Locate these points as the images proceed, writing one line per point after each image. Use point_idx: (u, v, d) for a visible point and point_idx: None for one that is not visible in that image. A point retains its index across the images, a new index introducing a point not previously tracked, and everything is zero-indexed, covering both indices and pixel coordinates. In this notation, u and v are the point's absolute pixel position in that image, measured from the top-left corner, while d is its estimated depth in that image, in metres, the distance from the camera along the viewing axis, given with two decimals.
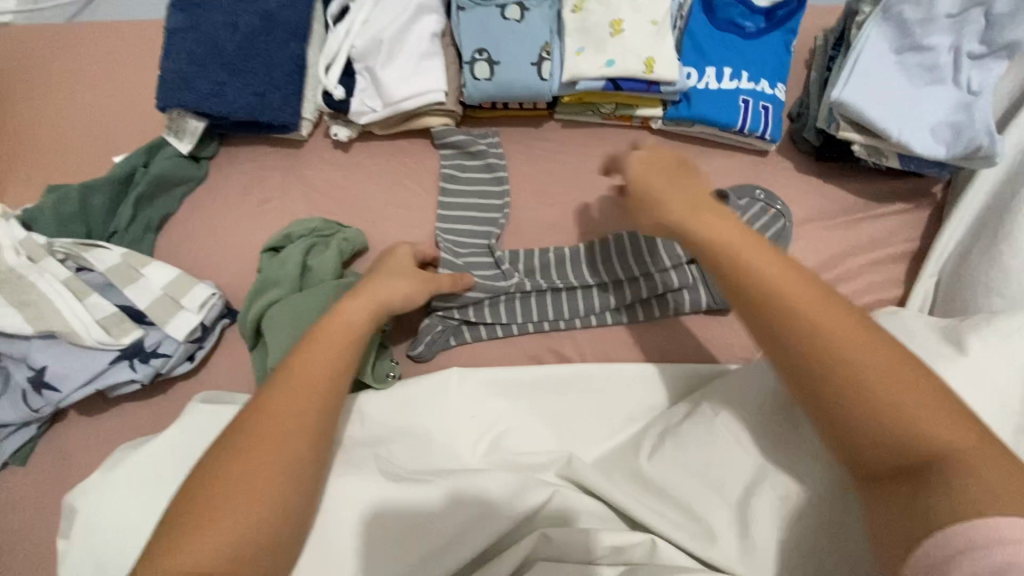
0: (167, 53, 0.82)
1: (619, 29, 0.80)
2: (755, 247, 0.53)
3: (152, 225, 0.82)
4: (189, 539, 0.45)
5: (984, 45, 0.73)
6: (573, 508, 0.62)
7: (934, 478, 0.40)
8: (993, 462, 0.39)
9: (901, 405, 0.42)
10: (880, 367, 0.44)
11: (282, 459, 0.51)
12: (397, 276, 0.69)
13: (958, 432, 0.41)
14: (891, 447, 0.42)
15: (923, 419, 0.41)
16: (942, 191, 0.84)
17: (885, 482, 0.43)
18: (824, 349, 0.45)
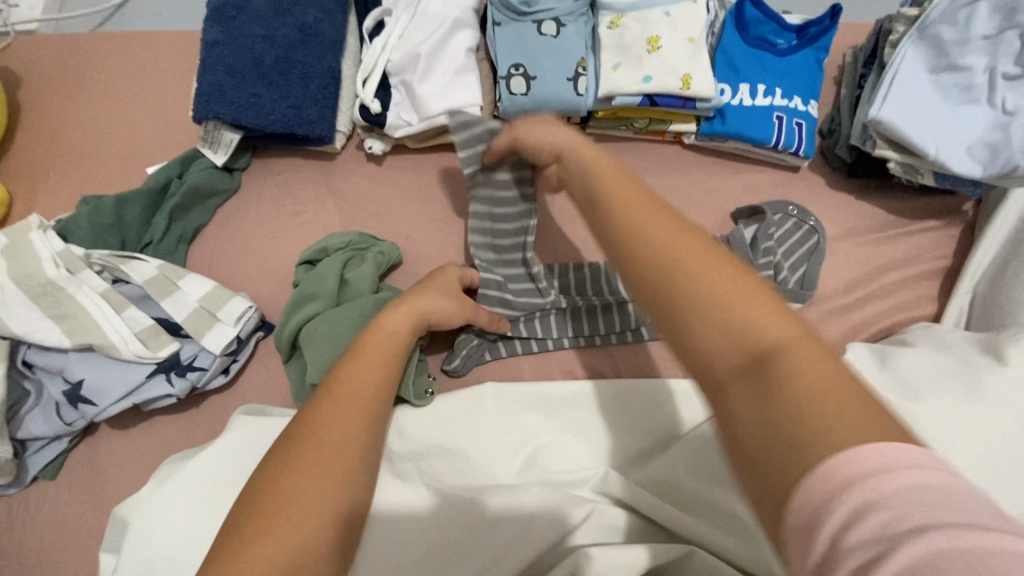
0: (204, 64, 0.82)
1: (656, 46, 0.81)
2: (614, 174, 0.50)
3: (185, 236, 0.82)
4: (239, 558, 0.42)
5: (1019, 66, 0.73)
6: (613, 524, 0.61)
7: (767, 377, 0.34)
8: (805, 353, 0.35)
9: (725, 302, 0.38)
10: (700, 268, 0.40)
11: (337, 466, 0.49)
12: (434, 290, 0.69)
13: (779, 322, 0.37)
14: (734, 349, 0.36)
15: (742, 313, 0.37)
16: (973, 208, 0.85)
17: (724, 378, 0.36)
18: (662, 265, 0.41)
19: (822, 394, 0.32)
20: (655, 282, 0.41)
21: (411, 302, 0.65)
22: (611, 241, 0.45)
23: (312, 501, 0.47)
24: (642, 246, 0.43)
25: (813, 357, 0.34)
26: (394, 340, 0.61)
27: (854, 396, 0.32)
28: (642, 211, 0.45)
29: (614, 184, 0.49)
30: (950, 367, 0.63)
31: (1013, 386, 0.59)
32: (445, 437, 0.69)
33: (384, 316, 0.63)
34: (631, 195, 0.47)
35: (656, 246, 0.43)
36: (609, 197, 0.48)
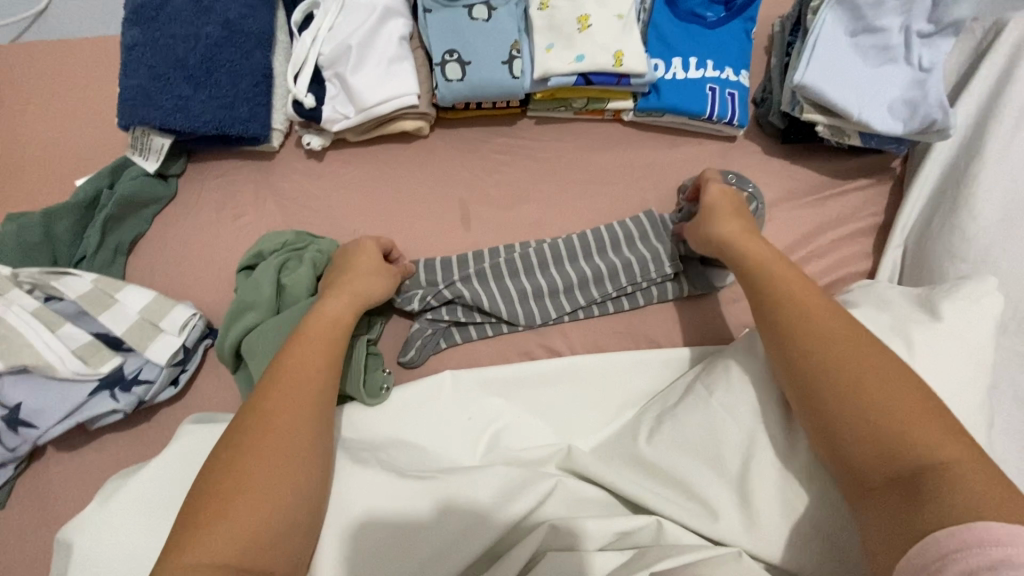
0: (125, 69, 0.79)
1: (586, 24, 0.82)
2: (788, 273, 0.60)
3: (121, 248, 0.80)
4: (191, 547, 0.44)
5: (932, 24, 0.78)
6: (577, 497, 0.62)
7: (923, 487, 0.43)
8: (966, 470, 0.43)
9: (890, 412, 0.47)
10: (868, 375, 0.50)
11: (273, 462, 0.50)
12: (362, 275, 0.68)
13: (942, 441, 0.45)
14: (892, 457, 0.46)
15: (911, 430, 0.46)
16: (901, 164, 0.88)
17: (874, 480, 0.47)
18: (831, 379, 0.51)
19: (964, 499, 0.41)
20: (825, 386, 0.51)
21: (356, 286, 0.66)
22: (779, 337, 0.56)
23: (247, 496, 0.47)
24: (816, 358, 0.52)
25: (967, 471, 0.43)
26: (337, 323, 0.62)
27: (999, 500, 0.41)
28: (821, 321, 0.54)
29: (803, 298, 0.57)
30: (884, 325, 0.60)
31: (944, 340, 0.57)
32: (398, 434, 0.68)
33: (329, 299, 0.64)
34: (818, 311, 0.55)
35: (825, 360, 0.52)
36: (798, 307, 0.56)
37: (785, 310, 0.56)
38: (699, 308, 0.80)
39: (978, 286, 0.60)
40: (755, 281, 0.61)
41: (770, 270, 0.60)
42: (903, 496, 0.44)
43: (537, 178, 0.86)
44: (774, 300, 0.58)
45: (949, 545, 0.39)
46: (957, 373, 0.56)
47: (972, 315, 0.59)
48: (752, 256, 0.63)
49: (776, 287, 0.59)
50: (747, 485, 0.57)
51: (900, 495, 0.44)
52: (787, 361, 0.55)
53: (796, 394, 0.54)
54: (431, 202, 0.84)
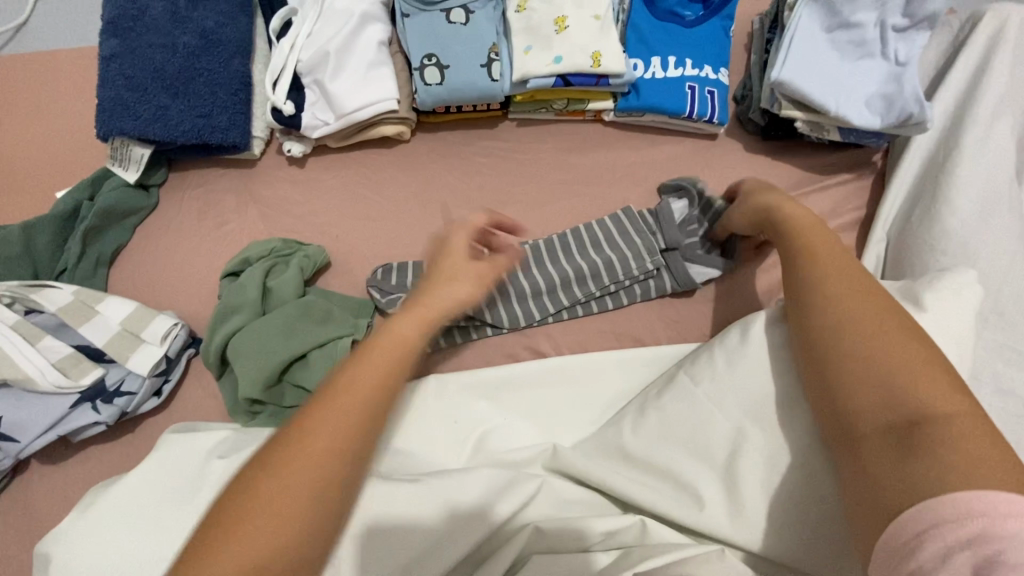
0: (103, 80, 0.79)
1: (564, 26, 0.82)
2: (818, 234, 0.58)
3: (103, 260, 0.79)
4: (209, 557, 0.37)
5: (907, 18, 0.78)
6: (563, 496, 0.62)
7: (923, 440, 0.42)
8: (972, 430, 0.42)
9: (901, 368, 0.46)
10: (878, 329, 0.49)
11: (313, 480, 0.41)
12: (460, 265, 0.60)
13: (952, 401, 0.44)
14: (898, 409, 0.44)
15: (920, 386, 0.45)
16: (882, 158, 0.88)
17: (872, 435, 0.45)
18: (844, 333, 0.50)
19: (968, 461, 0.40)
20: (837, 336, 0.50)
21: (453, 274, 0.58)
22: (800, 290, 0.55)
23: (279, 507, 0.40)
24: (837, 314, 0.51)
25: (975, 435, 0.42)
26: (409, 344, 0.50)
27: (998, 462, 0.40)
28: (843, 278, 0.53)
29: (828, 257, 0.56)
30: None
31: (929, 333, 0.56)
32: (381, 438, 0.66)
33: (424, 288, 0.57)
34: (839, 269, 0.54)
35: (836, 313, 0.51)
36: (820, 264, 0.55)
37: (811, 268, 0.55)
38: (684, 306, 0.80)
39: (964, 279, 0.59)
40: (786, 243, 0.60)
41: (796, 232, 0.60)
42: (909, 452, 0.42)
43: (520, 180, 0.86)
44: (801, 257, 0.57)
45: (927, 522, 0.39)
46: None
47: (955, 307, 0.57)
48: (786, 220, 0.62)
49: (808, 248, 0.57)
50: (736, 479, 0.56)
51: (900, 445, 0.43)
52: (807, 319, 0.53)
53: (807, 351, 0.52)
54: (413, 207, 0.84)
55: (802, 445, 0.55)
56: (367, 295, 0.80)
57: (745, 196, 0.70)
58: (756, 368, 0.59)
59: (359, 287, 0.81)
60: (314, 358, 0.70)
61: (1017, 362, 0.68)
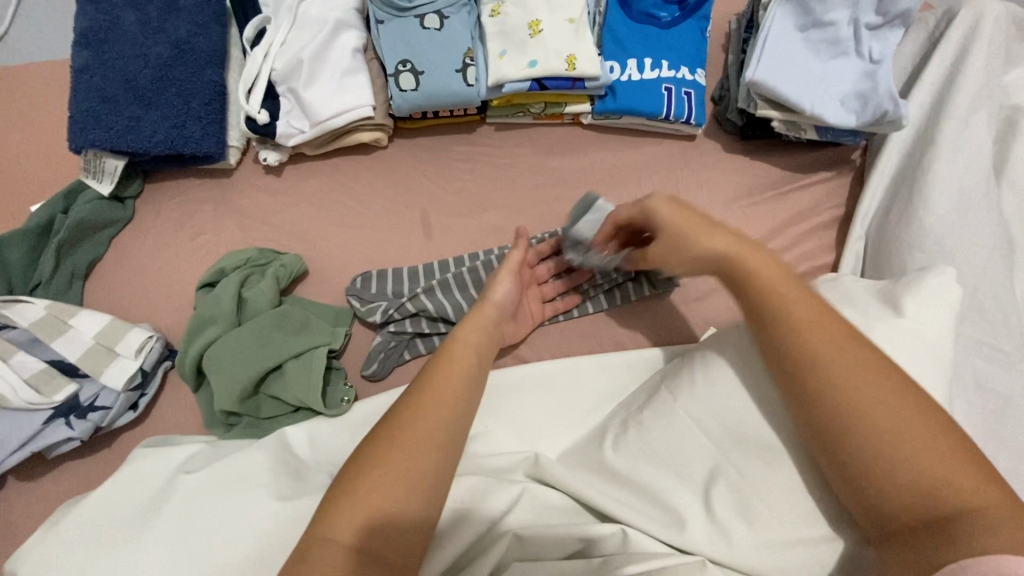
0: (74, 93, 0.78)
1: (538, 30, 0.82)
2: (798, 295, 0.53)
3: (78, 273, 0.79)
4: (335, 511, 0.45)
5: (880, 16, 0.78)
6: (543, 504, 0.61)
7: (958, 537, 0.43)
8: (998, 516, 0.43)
9: (924, 459, 0.45)
10: (894, 419, 0.47)
11: (416, 461, 0.48)
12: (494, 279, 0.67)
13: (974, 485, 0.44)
14: (925, 506, 0.45)
15: (946, 477, 0.44)
16: (861, 156, 0.88)
17: (905, 530, 0.45)
18: (861, 428, 0.47)
19: (993, 542, 0.41)
20: (855, 433, 0.47)
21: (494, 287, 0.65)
22: (796, 375, 0.50)
23: (388, 479, 0.47)
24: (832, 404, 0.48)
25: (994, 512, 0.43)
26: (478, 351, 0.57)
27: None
28: (840, 357, 0.49)
29: (816, 328, 0.51)
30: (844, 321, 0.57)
31: (901, 334, 0.55)
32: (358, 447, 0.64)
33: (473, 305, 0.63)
34: (833, 344, 0.50)
35: (846, 404, 0.48)
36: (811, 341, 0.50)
37: (795, 346, 0.50)
38: (664, 308, 0.80)
39: (941, 277, 0.59)
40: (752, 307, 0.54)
41: (771, 294, 0.53)
42: (930, 539, 0.44)
43: (498, 185, 0.85)
44: (785, 331, 0.51)
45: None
46: (920, 368, 0.54)
47: (931, 307, 0.56)
48: (752, 276, 0.54)
49: (789, 318, 0.52)
50: (712, 492, 0.55)
51: (933, 544, 0.43)
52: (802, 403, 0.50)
53: (810, 433, 0.50)
54: (391, 213, 0.84)
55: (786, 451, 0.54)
56: (346, 303, 0.79)
57: (666, 251, 0.60)
58: (738, 386, 0.57)
59: (338, 295, 0.80)
60: (290, 369, 0.70)
61: (996, 358, 0.68)
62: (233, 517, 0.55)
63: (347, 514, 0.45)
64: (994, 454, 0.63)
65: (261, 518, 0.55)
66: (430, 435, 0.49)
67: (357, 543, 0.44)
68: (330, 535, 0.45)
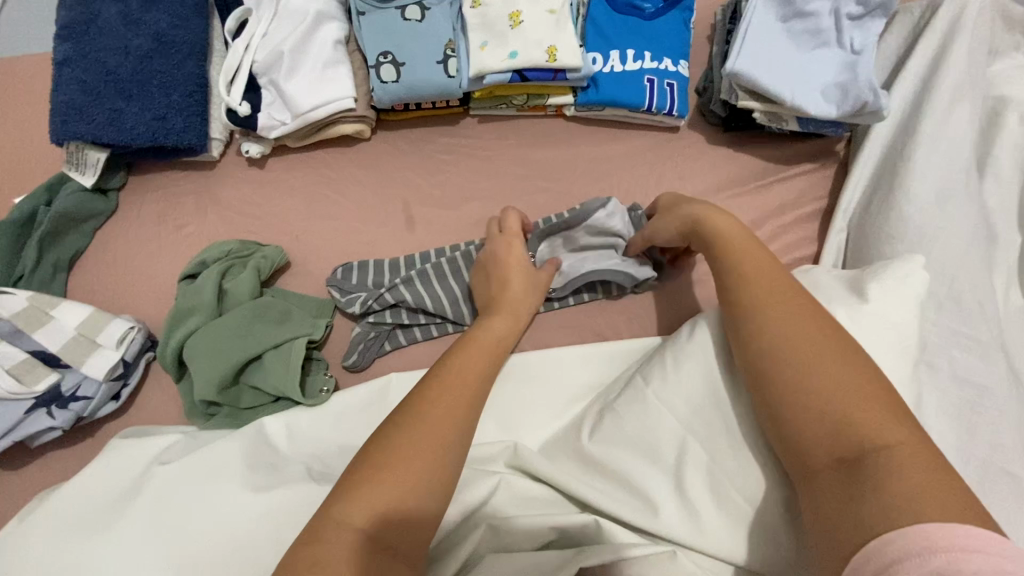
0: (56, 85, 0.79)
1: (518, 21, 0.82)
2: (757, 259, 0.57)
3: (61, 265, 0.79)
4: (351, 497, 0.45)
5: (860, 7, 0.79)
6: (519, 493, 0.61)
7: (869, 476, 0.42)
8: (916, 460, 0.42)
9: (849, 403, 0.46)
10: (822, 366, 0.48)
11: (434, 436, 0.49)
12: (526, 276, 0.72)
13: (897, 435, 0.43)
14: (845, 448, 0.44)
15: (868, 421, 0.44)
16: (845, 147, 0.88)
17: (824, 474, 0.45)
18: (795, 372, 0.49)
19: (910, 489, 0.40)
20: (784, 377, 0.49)
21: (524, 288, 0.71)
22: (741, 325, 0.53)
23: (411, 461, 0.47)
24: (766, 344, 0.51)
25: (915, 463, 0.42)
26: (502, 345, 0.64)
27: (952, 497, 0.39)
28: (783, 310, 0.52)
29: (765, 285, 0.54)
30: None
31: (870, 323, 0.55)
32: (335, 438, 0.65)
33: (506, 296, 0.69)
34: (779, 298, 0.53)
35: (779, 347, 0.50)
36: (759, 295, 0.54)
37: (743, 296, 0.55)
38: (645, 301, 0.80)
39: (912, 265, 0.59)
40: (718, 264, 0.59)
41: (732, 253, 0.58)
42: (849, 480, 0.43)
43: (481, 177, 0.85)
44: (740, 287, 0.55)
45: (891, 554, 0.37)
46: (886, 357, 0.55)
47: (898, 295, 0.57)
48: (716, 234, 0.61)
49: (739, 275, 0.56)
50: (684, 482, 0.55)
51: (848, 484, 0.43)
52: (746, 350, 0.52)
53: (751, 382, 0.51)
54: (373, 206, 0.84)
55: (761, 440, 0.54)
56: (327, 295, 0.79)
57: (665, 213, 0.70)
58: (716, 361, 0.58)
59: (319, 287, 0.80)
60: (269, 360, 0.71)
61: (973, 349, 0.68)
62: (208, 504, 0.56)
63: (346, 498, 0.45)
64: (971, 444, 0.63)
65: (236, 506, 0.56)
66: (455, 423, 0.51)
67: (367, 530, 0.43)
68: (334, 512, 0.44)
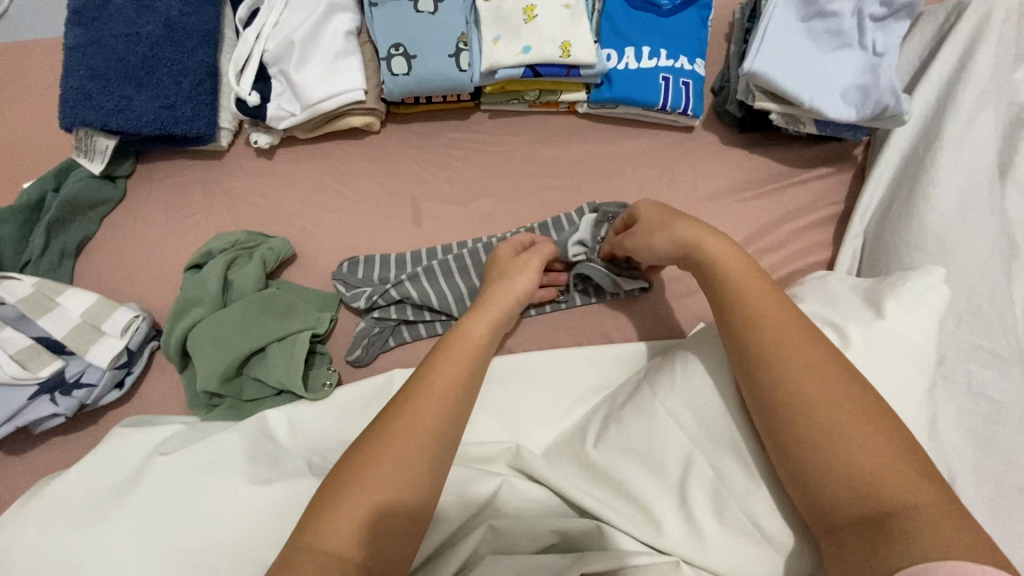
0: (66, 71, 0.78)
1: (532, 15, 0.81)
2: (758, 290, 0.54)
3: (68, 251, 0.79)
4: (319, 524, 0.43)
5: (884, 8, 0.76)
6: (521, 498, 0.60)
7: (896, 534, 0.41)
8: (941, 516, 0.41)
9: (868, 453, 0.45)
10: (839, 410, 0.47)
11: (396, 457, 0.47)
12: (514, 266, 0.66)
13: (919, 488, 0.43)
14: (865, 501, 0.43)
15: (889, 474, 0.44)
16: (863, 152, 0.86)
17: (845, 526, 0.44)
18: (812, 418, 0.47)
19: (938, 547, 0.40)
20: (800, 424, 0.47)
21: (516, 273, 0.64)
22: (750, 365, 0.51)
23: (371, 474, 0.46)
24: (779, 387, 0.49)
25: (936, 513, 0.42)
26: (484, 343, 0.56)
27: (974, 546, 0.40)
28: (795, 349, 0.50)
29: (773, 320, 0.52)
30: (825, 321, 0.56)
31: (884, 335, 0.54)
32: (337, 434, 0.64)
33: (490, 288, 0.63)
34: (789, 335, 0.51)
35: (795, 392, 0.48)
36: (768, 333, 0.51)
37: (749, 333, 0.52)
38: (653, 303, 0.79)
39: (929, 279, 0.58)
40: (716, 295, 0.56)
41: (731, 283, 0.55)
42: (868, 536, 0.42)
43: (490, 173, 0.84)
44: (746, 324, 0.52)
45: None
46: (900, 371, 0.53)
47: (914, 308, 0.56)
48: (712, 260, 0.57)
49: (740, 309, 0.53)
50: (688, 491, 0.54)
51: (870, 540, 0.42)
52: (753, 392, 0.51)
53: (765, 424, 0.50)
54: (380, 200, 0.83)
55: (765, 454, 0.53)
56: (333, 289, 0.79)
57: (647, 233, 0.63)
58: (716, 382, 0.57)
59: (325, 280, 0.80)
60: (273, 353, 0.70)
61: (992, 362, 0.66)
62: (207, 497, 0.55)
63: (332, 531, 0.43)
64: (984, 460, 0.62)
65: (235, 500, 0.55)
66: (424, 455, 0.47)
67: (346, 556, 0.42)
68: (315, 546, 0.42)
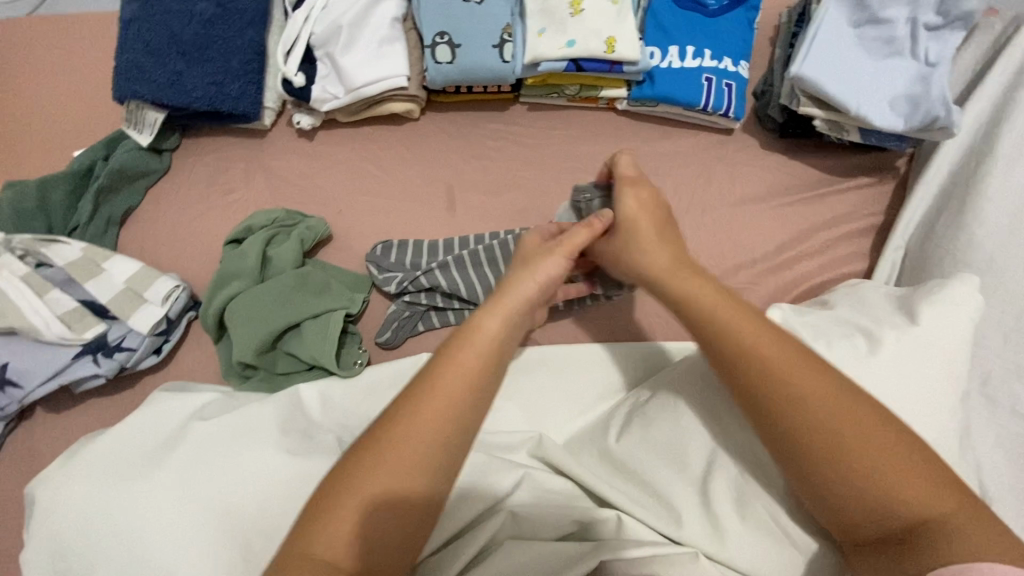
0: (122, 44, 0.81)
1: (579, 9, 0.80)
2: (738, 313, 0.52)
3: (113, 219, 0.81)
4: (311, 539, 0.42)
5: (940, 17, 0.75)
6: (543, 487, 0.59)
7: (923, 546, 0.42)
8: (966, 523, 0.42)
9: (886, 466, 0.44)
10: (847, 427, 0.46)
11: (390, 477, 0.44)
12: (539, 253, 0.59)
13: (942, 497, 0.43)
14: (886, 514, 0.44)
15: (910, 485, 0.44)
16: (906, 164, 0.85)
17: (872, 537, 0.45)
18: (824, 439, 0.46)
19: (965, 552, 0.41)
20: (809, 447, 0.46)
21: (537, 262, 0.58)
22: (744, 389, 0.49)
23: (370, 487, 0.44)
24: (783, 410, 0.47)
25: (961, 519, 0.43)
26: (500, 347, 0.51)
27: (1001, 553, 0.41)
28: (790, 371, 0.48)
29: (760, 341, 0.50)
30: (857, 326, 0.56)
31: (919, 344, 0.53)
32: (367, 412, 0.65)
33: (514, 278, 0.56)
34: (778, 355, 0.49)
35: (796, 417, 0.47)
36: (760, 357, 0.49)
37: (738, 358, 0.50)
38: None
39: (966, 289, 0.57)
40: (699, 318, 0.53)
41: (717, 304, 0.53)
42: (894, 553, 0.44)
43: (526, 165, 0.85)
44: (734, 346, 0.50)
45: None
46: (934, 380, 0.52)
47: (950, 318, 0.55)
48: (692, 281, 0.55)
49: (724, 333, 0.51)
50: (710, 489, 0.54)
51: (895, 553, 0.44)
52: (755, 416, 0.49)
53: (773, 446, 0.48)
54: (417, 185, 0.84)
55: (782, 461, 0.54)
56: (366, 271, 0.80)
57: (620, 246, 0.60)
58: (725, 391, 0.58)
59: (359, 262, 0.81)
60: (306, 330, 0.72)
61: None
62: (241, 464, 0.57)
63: (330, 532, 0.42)
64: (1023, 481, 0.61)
65: (269, 469, 0.57)
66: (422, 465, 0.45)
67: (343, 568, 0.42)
68: (313, 554, 0.42)
